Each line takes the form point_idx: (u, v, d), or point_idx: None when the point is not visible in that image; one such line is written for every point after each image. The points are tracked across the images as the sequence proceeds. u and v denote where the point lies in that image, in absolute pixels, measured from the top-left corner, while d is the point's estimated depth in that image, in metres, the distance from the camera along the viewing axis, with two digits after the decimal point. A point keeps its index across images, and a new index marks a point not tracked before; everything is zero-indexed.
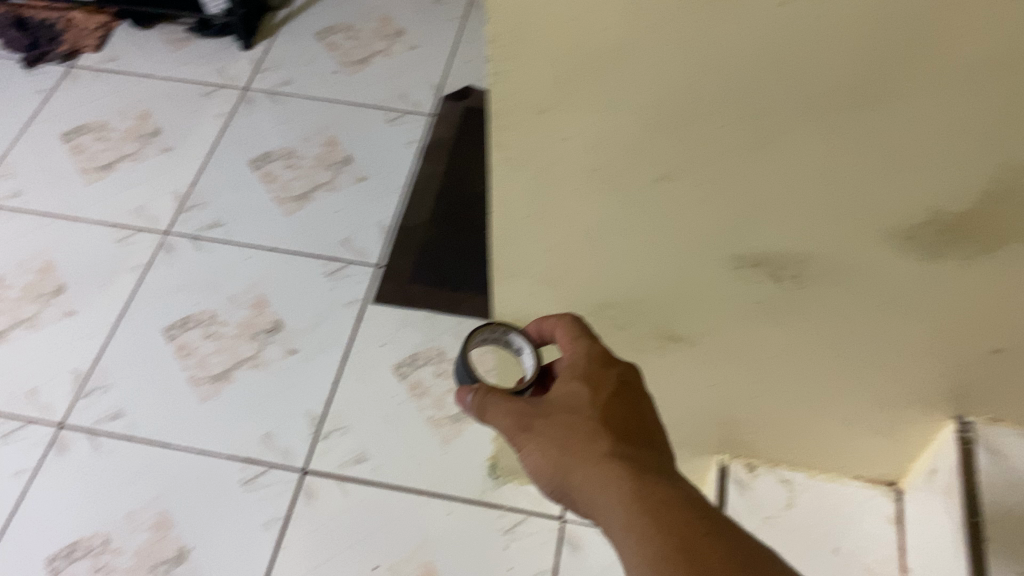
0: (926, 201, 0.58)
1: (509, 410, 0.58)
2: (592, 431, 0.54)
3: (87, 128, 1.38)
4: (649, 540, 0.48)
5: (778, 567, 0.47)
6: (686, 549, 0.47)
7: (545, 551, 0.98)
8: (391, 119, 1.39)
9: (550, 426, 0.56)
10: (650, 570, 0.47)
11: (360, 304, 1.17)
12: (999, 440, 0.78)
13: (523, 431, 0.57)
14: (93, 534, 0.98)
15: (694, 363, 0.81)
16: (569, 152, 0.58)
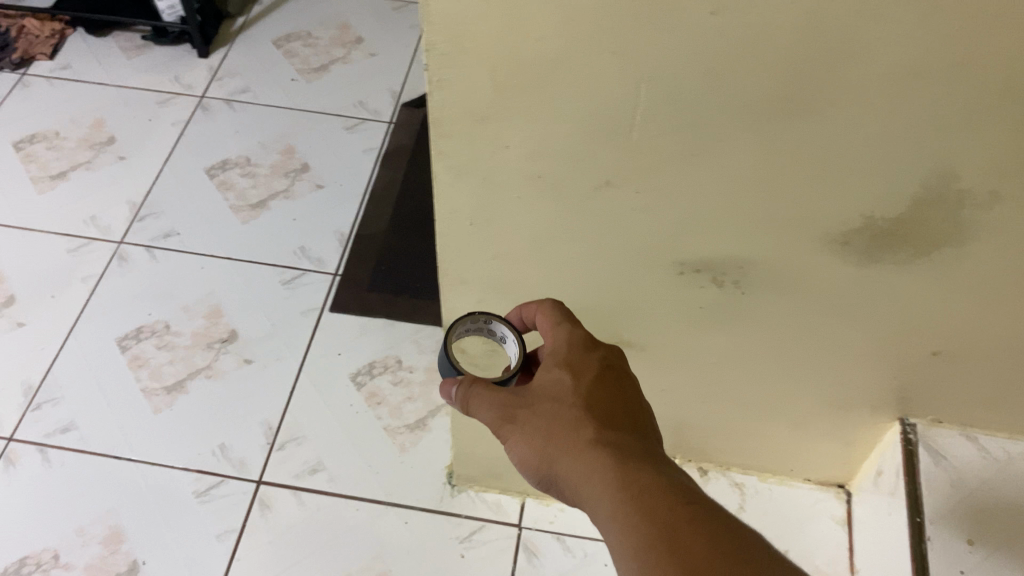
0: (874, 206, 0.54)
1: (493, 400, 0.54)
2: (577, 419, 0.52)
3: (40, 137, 1.39)
4: (635, 533, 0.46)
5: (764, 553, 0.46)
6: (675, 540, 0.45)
7: (502, 559, 0.98)
8: (349, 126, 1.44)
9: (534, 416, 0.54)
10: (636, 563, 0.45)
11: (317, 312, 1.20)
12: (942, 441, 0.77)
13: (507, 422, 0.54)
14: (43, 549, 0.97)
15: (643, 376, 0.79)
16: (509, 162, 0.55)
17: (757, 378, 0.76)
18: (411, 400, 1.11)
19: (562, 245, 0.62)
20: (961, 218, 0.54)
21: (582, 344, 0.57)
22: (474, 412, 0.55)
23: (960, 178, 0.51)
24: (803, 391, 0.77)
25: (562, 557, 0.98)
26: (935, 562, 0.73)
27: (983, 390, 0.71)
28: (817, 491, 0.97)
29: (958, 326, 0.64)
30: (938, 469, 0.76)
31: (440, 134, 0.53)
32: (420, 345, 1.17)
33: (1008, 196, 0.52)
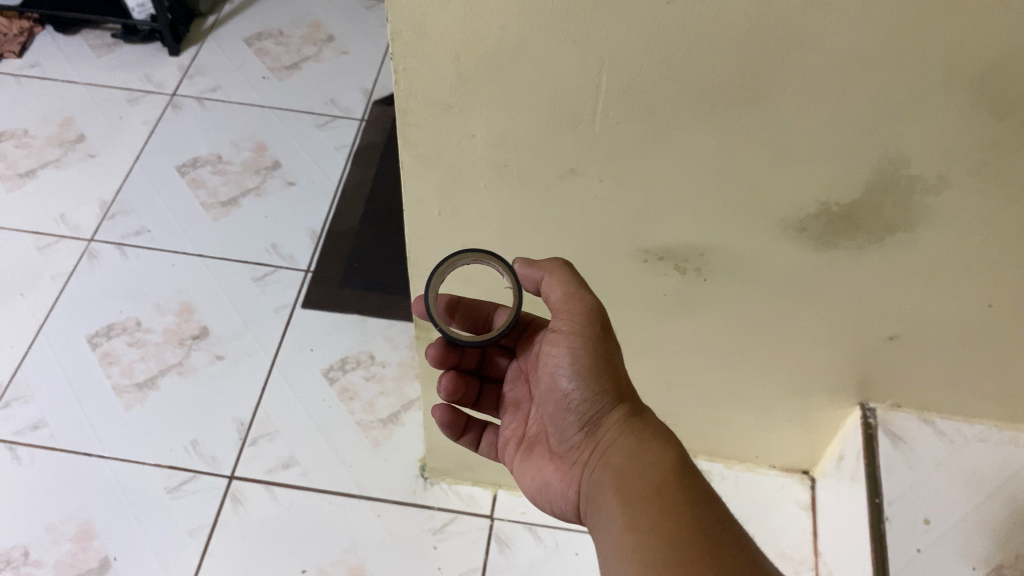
0: (830, 192, 0.56)
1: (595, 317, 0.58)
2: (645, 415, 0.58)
3: (8, 136, 1.39)
4: (679, 515, 0.50)
5: None
6: (712, 538, 0.49)
7: (474, 550, 0.99)
8: (321, 123, 1.44)
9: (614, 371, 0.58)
10: (675, 536, 0.49)
11: (289, 308, 1.20)
12: (899, 425, 0.80)
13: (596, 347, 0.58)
14: (12, 546, 0.98)
15: None
16: (473, 152, 0.56)
17: (721, 364, 0.78)
18: (384, 395, 1.12)
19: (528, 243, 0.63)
20: (913, 203, 0.56)
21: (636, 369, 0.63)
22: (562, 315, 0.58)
23: (910, 164, 0.53)
24: (765, 377, 0.79)
25: (533, 547, 1.00)
26: (891, 541, 0.75)
27: (938, 373, 0.73)
28: (782, 477, 0.99)
29: (911, 310, 0.66)
30: (896, 451, 0.79)
31: (407, 123, 0.54)
32: (392, 340, 1.18)
33: (956, 181, 0.53)
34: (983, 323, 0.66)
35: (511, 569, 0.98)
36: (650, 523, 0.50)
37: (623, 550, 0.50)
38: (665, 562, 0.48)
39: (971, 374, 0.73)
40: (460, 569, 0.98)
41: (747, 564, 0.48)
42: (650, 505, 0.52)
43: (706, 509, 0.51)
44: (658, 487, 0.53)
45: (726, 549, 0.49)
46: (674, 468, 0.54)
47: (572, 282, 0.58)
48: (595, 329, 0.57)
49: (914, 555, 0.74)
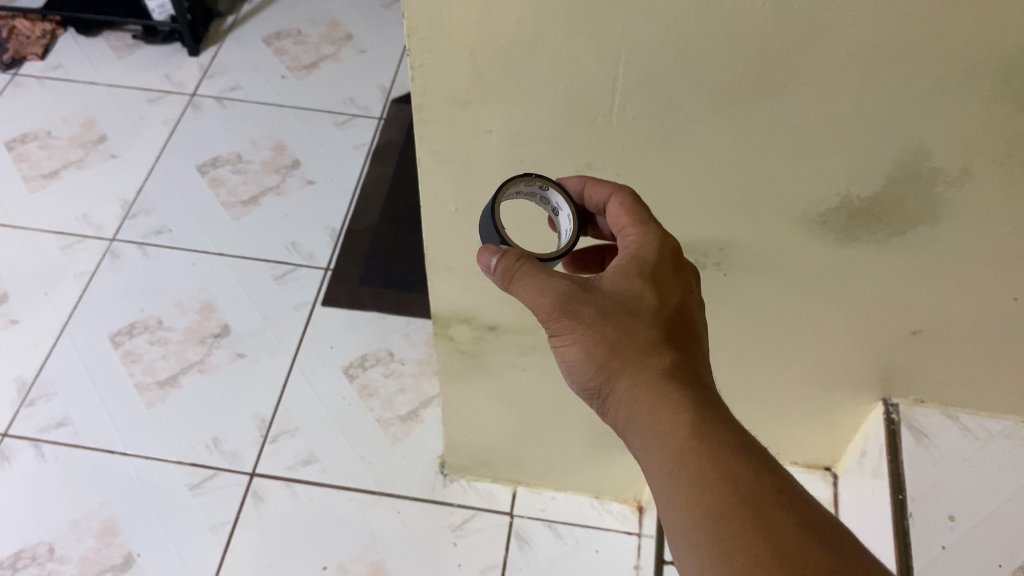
0: (847, 185, 0.55)
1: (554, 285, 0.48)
2: (655, 343, 0.48)
3: (31, 137, 1.40)
4: (710, 485, 0.43)
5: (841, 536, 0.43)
6: (756, 504, 0.43)
7: (493, 547, 1.00)
8: (339, 122, 1.45)
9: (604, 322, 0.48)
10: (710, 514, 0.43)
11: (309, 306, 1.21)
12: (923, 420, 0.79)
13: (569, 315, 0.48)
14: (37, 542, 0.99)
15: None
16: (490, 148, 0.56)
17: (740, 361, 0.77)
18: (403, 392, 1.12)
19: (539, 247, 0.63)
20: (935, 196, 0.55)
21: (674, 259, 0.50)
22: (523, 294, 0.49)
23: (932, 156, 0.52)
24: (785, 373, 0.78)
25: (553, 544, 1.00)
26: (915, 538, 0.74)
27: (961, 368, 0.72)
28: (804, 474, 0.98)
29: (934, 304, 0.65)
30: (920, 449, 0.78)
31: (423, 119, 0.54)
32: (410, 337, 1.18)
33: (979, 173, 0.53)
34: (1006, 317, 0.65)
35: (530, 566, 0.98)
36: (682, 501, 0.44)
37: (669, 530, 0.45)
38: (705, 551, 0.43)
39: (996, 369, 0.72)
40: (480, 566, 0.98)
41: (805, 527, 0.43)
42: (676, 480, 0.44)
43: (745, 463, 0.44)
44: (680, 455, 0.44)
45: (773, 511, 0.43)
46: (697, 421, 0.45)
47: (527, 276, 0.49)
48: (566, 312, 0.48)
49: (939, 552, 0.74)
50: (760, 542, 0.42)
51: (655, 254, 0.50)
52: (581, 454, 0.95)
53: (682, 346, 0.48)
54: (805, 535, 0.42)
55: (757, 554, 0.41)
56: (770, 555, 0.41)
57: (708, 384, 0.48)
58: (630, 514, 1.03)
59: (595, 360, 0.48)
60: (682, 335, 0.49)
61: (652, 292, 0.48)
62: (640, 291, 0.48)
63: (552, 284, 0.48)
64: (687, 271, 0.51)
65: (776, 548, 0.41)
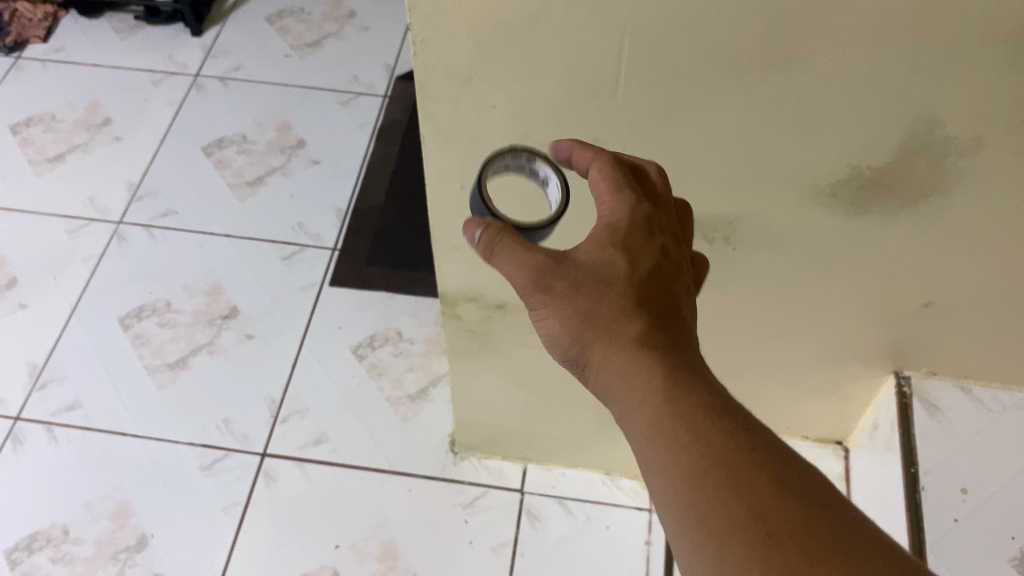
0: (857, 156, 0.54)
1: (525, 258, 0.46)
2: (630, 309, 0.45)
3: (36, 120, 1.40)
4: (685, 451, 0.41)
5: (823, 497, 0.41)
6: (733, 468, 0.41)
7: (505, 524, 1.00)
8: (344, 100, 1.44)
9: (577, 292, 0.46)
10: (686, 482, 0.41)
11: (317, 287, 1.21)
12: (934, 393, 0.78)
13: (543, 289, 0.46)
14: (52, 524, 0.99)
15: None
16: (494, 125, 0.55)
17: (749, 337, 0.76)
18: (412, 371, 1.12)
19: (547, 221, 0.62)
20: (947, 166, 0.54)
21: (649, 221, 0.47)
22: (499, 267, 0.47)
23: (944, 125, 0.51)
24: (796, 349, 0.77)
25: (563, 522, 1.00)
26: (928, 511, 0.74)
27: (974, 340, 0.72)
28: (815, 448, 0.97)
29: (947, 275, 0.64)
30: (931, 422, 0.77)
31: (425, 96, 0.54)
32: (419, 316, 1.18)
33: (992, 142, 0.52)
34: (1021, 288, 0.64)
35: (541, 543, 0.99)
36: (660, 469, 0.42)
37: (653, 497, 0.43)
38: (682, 517, 0.41)
39: (1010, 341, 0.71)
40: (492, 543, 0.99)
41: (780, 488, 0.40)
42: (653, 447, 0.43)
43: (719, 426, 0.42)
44: (656, 422, 0.42)
45: (746, 473, 0.40)
46: (669, 387, 0.43)
47: (502, 248, 0.47)
48: (540, 285, 0.46)
49: (952, 525, 0.74)
50: (732, 507, 0.40)
51: (628, 221, 0.47)
52: (590, 432, 0.95)
53: (658, 308, 0.46)
54: (781, 497, 0.40)
55: (736, 519, 0.40)
56: (748, 518, 0.39)
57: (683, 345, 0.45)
58: (640, 490, 1.03)
59: (569, 333, 0.46)
60: (658, 297, 0.46)
61: (624, 259, 0.46)
62: (610, 258, 0.46)
63: (527, 257, 0.46)
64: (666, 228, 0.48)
65: (752, 511, 0.40)
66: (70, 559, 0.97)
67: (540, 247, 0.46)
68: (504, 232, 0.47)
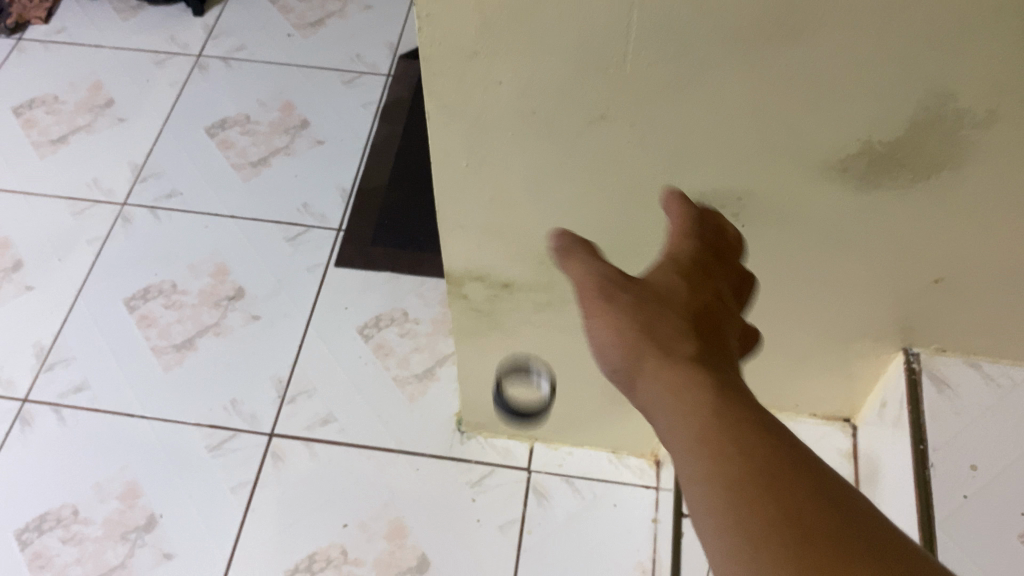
0: (869, 129, 0.53)
1: (593, 268, 0.47)
2: (686, 332, 0.44)
3: (39, 102, 1.39)
4: (729, 451, 0.37)
5: (878, 527, 0.36)
6: (780, 474, 0.36)
7: (512, 502, 1.00)
8: (347, 80, 1.43)
9: (635, 305, 0.45)
10: (728, 484, 0.36)
11: (322, 268, 1.20)
12: (944, 369, 0.78)
13: (603, 296, 0.45)
14: (62, 505, 1.00)
15: None
16: (501, 100, 0.54)
17: (757, 317, 0.76)
18: (418, 351, 1.12)
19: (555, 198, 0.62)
20: (960, 139, 0.53)
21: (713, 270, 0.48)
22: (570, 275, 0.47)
23: (957, 98, 0.50)
24: (804, 327, 0.77)
25: (571, 500, 1.00)
26: (937, 488, 0.74)
27: (984, 316, 0.71)
28: (822, 425, 0.96)
29: (958, 251, 0.64)
30: (941, 398, 0.78)
31: (431, 72, 0.53)
32: (424, 297, 1.18)
33: (1006, 114, 0.51)
34: None
35: (548, 521, 0.99)
36: (700, 473, 0.38)
37: (692, 513, 0.38)
38: (717, 520, 0.36)
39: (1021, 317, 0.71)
40: (499, 521, 0.99)
41: (828, 504, 0.36)
42: (693, 453, 0.38)
43: (769, 437, 0.38)
44: (700, 427, 0.39)
45: (796, 481, 0.36)
46: (721, 396, 0.40)
47: (577, 258, 0.48)
48: (601, 293, 0.45)
49: (960, 502, 0.74)
50: (778, 510, 0.35)
51: (694, 263, 0.48)
52: (598, 410, 0.95)
53: (717, 343, 0.45)
54: (828, 510, 0.35)
55: (776, 522, 0.35)
56: (792, 522, 0.35)
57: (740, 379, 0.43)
58: (648, 468, 1.03)
59: (622, 341, 0.44)
60: (717, 336, 0.45)
61: (688, 289, 0.46)
62: (676, 286, 0.46)
63: (599, 266, 0.46)
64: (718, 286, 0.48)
65: (795, 517, 0.35)
66: (80, 539, 0.97)
67: (610, 265, 0.47)
68: (581, 245, 0.48)
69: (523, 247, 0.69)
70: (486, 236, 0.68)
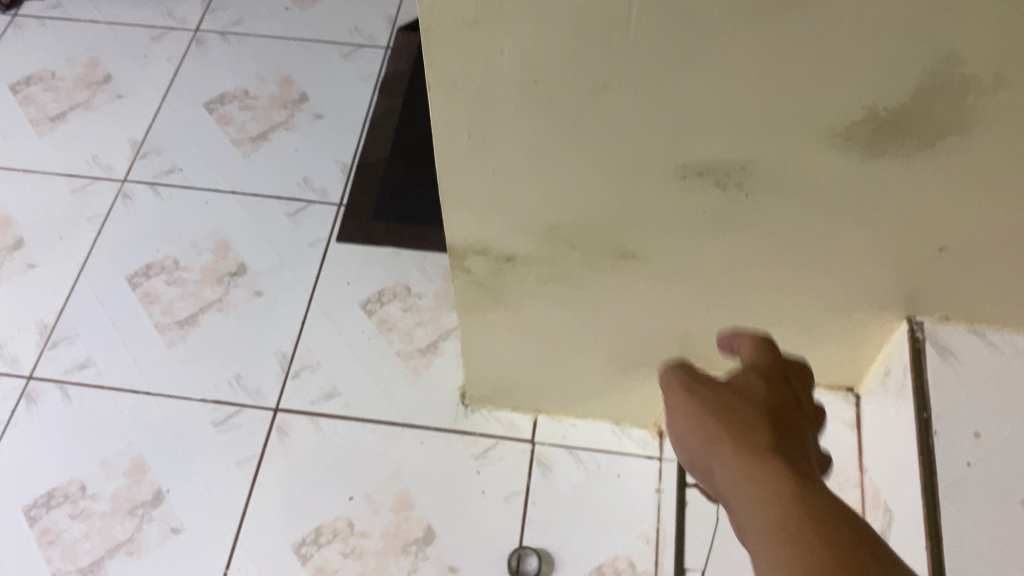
0: (875, 95, 0.53)
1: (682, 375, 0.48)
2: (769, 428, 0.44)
3: (36, 79, 1.38)
4: (802, 536, 0.37)
5: None
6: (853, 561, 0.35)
7: (517, 474, 1.01)
8: (346, 53, 1.42)
9: (720, 401, 0.46)
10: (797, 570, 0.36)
11: (324, 243, 1.20)
12: (948, 338, 0.78)
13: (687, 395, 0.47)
14: (69, 481, 1.01)
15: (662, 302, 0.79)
16: (502, 69, 0.54)
17: (760, 289, 0.75)
18: (421, 326, 1.12)
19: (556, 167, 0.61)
20: (966, 105, 0.53)
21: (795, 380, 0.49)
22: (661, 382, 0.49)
23: (964, 63, 0.50)
24: (808, 298, 0.77)
25: (575, 471, 1.01)
26: (941, 455, 0.75)
27: (989, 284, 0.71)
28: (825, 395, 0.96)
29: (963, 218, 0.63)
30: (945, 366, 0.78)
31: (431, 41, 0.52)
32: (426, 271, 1.18)
33: (1013, 80, 0.50)
34: None
35: (553, 492, 1.00)
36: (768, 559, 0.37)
37: None
38: None
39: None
40: (504, 492, 1.00)
41: None
42: (764, 541, 0.38)
43: (838, 524, 0.38)
44: (775, 516, 0.38)
45: (859, 559, 0.36)
46: (797, 484, 0.40)
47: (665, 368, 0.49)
48: (684, 389, 0.47)
49: (965, 469, 0.74)
50: None
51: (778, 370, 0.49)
52: (601, 382, 0.95)
53: (799, 440, 0.45)
54: None
55: None
56: None
57: (821, 477, 0.43)
58: (651, 439, 1.03)
59: (700, 429, 0.45)
60: (799, 434, 0.45)
61: (776, 393, 0.47)
62: (757, 384, 0.47)
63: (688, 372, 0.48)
64: (800, 395, 0.49)
65: None
66: (88, 514, 0.98)
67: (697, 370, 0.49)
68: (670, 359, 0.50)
69: (525, 218, 0.68)
70: (488, 207, 0.67)
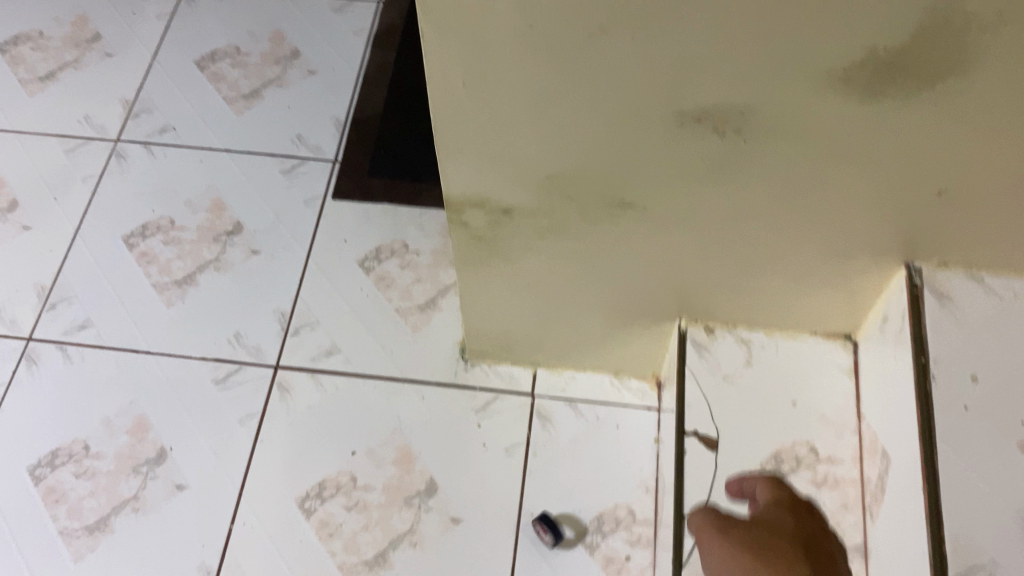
0: (876, 36, 0.52)
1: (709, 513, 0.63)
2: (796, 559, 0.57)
3: (24, 38, 1.36)
4: None
5: None
6: None
7: (517, 426, 1.01)
8: (337, 7, 1.40)
9: (751, 535, 0.59)
10: None
11: (320, 200, 1.20)
12: (945, 283, 0.78)
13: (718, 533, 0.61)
14: (73, 441, 1.01)
15: (659, 252, 0.79)
16: (497, 15, 0.53)
17: (759, 238, 0.75)
18: (419, 282, 1.12)
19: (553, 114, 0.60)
20: (967, 45, 0.52)
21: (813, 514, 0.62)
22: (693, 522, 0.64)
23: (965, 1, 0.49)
24: (806, 247, 0.77)
25: (575, 423, 1.02)
26: (938, 400, 0.75)
27: (988, 228, 0.71)
28: (823, 343, 0.94)
29: (962, 161, 0.63)
30: (943, 311, 0.78)
31: None
32: (423, 227, 1.17)
33: (1015, 18, 0.50)
34: None
35: (553, 444, 1.00)
36: None
37: None
38: None
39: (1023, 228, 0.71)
40: (505, 444, 1.00)
41: None
42: None
43: None
44: None
45: None
46: None
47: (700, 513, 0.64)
48: (720, 528, 0.61)
49: (961, 413, 0.75)
50: None
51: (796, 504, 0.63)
52: (600, 334, 0.95)
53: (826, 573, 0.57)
54: None
55: None
56: None
57: None
58: (649, 391, 1.04)
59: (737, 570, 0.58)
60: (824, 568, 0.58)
61: (793, 520, 0.61)
62: (784, 518, 0.61)
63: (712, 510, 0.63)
64: (822, 526, 0.62)
65: None
66: (93, 473, 0.99)
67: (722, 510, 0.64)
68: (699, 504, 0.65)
69: (521, 168, 0.68)
70: (484, 157, 0.67)
